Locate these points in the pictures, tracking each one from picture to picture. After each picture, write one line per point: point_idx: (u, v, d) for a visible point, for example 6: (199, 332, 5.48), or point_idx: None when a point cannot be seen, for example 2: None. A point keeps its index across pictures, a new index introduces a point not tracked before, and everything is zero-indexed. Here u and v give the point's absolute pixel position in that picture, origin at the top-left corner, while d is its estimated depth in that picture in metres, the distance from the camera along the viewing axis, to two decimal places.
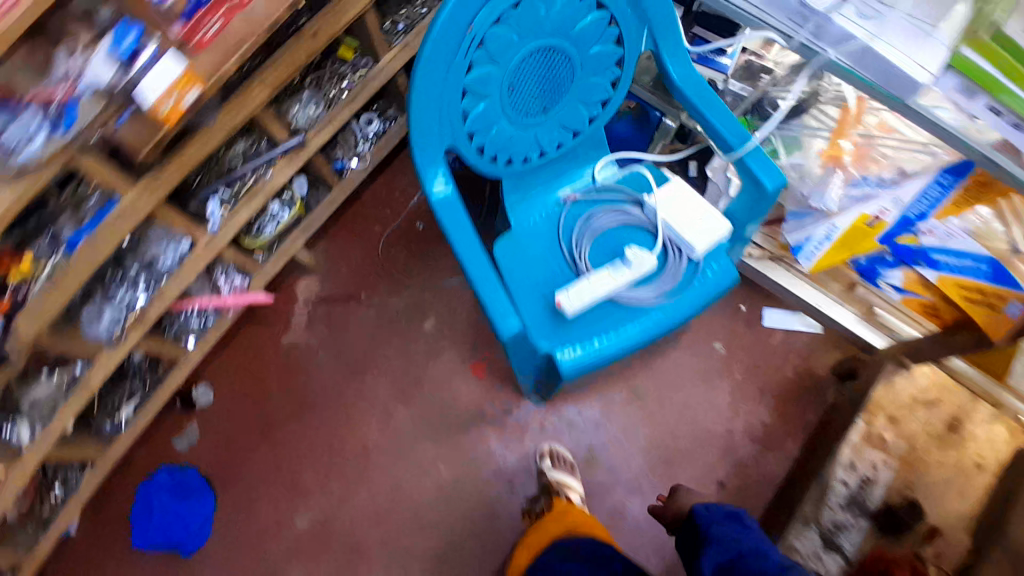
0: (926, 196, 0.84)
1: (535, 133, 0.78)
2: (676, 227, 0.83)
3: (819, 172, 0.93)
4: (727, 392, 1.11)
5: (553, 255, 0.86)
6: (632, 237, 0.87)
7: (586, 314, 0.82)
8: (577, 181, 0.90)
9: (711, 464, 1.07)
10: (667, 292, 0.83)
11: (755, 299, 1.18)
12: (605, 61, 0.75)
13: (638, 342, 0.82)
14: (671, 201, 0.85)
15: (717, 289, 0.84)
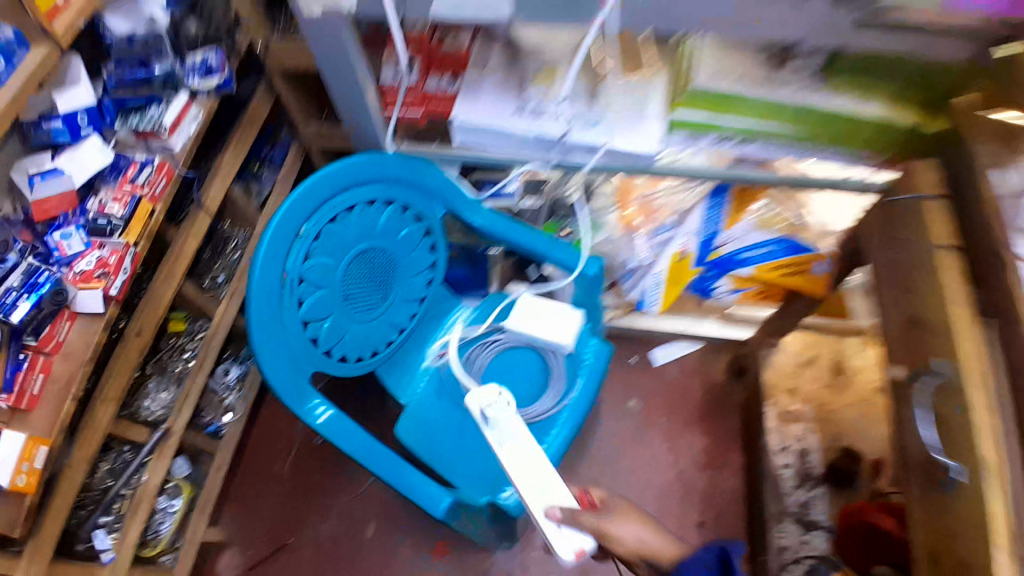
0: (707, 221, 1.13)
1: (385, 321, 1.08)
2: (542, 335, 1.11)
3: (622, 237, 1.19)
4: (660, 438, 1.45)
5: (453, 409, 1.11)
6: (512, 360, 1.17)
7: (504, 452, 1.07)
8: (441, 336, 1.21)
9: (681, 508, 1.37)
10: (562, 394, 1.12)
11: (640, 349, 1.54)
12: (413, 237, 1.07)
13: (563, 442, 1.09)
14: (528, 316, 1.13)
15: (600, 367, 1.15)
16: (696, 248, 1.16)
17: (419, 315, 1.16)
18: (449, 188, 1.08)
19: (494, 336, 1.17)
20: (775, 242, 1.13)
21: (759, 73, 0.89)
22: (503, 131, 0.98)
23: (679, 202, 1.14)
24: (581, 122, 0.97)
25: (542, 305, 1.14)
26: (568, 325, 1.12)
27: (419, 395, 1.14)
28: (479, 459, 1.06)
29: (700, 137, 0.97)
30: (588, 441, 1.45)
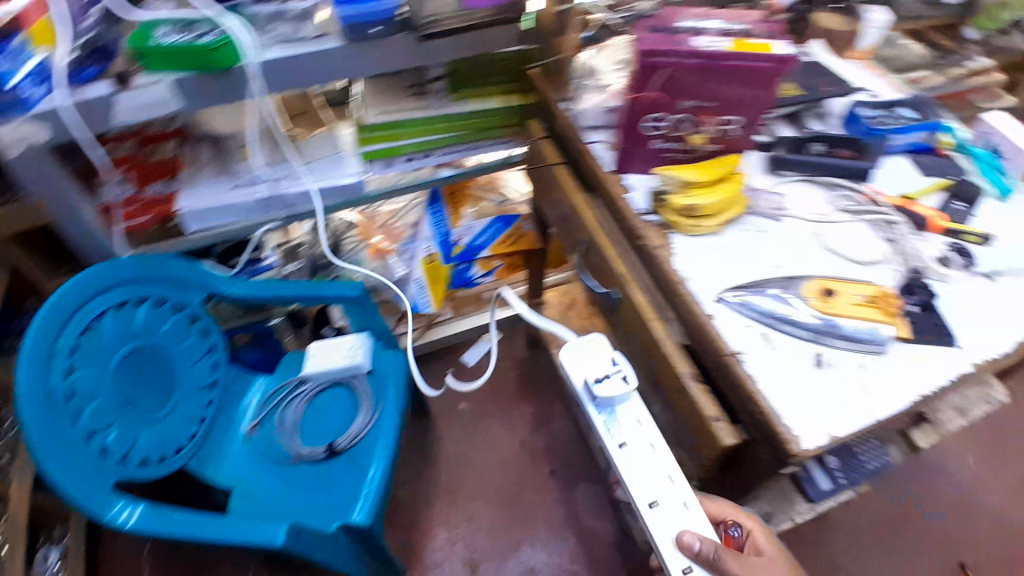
0: (437, 223, 1.32)
1: (179, 414, 1.12)
2: (335, 368, 1.23)
3: (377, 263, 1.31)
4: (495, 421, 1.62)
5: (279, 471, 1.17)
6: (320, 403, 1.25)
7: (339, 480, 1.15)
8: (247, 415, 1.27)
9: (533, 467, 1.54)
10: (374, 406, 1.21)
11: (453, 359, 1.73)
12: (183, 329, 1.14)
13: (390, 446, 1.17)
14: (317, 358, 1.25)
15: (401, 370, 1.26)
16: (438, 247, 1.33)
17: (216, 403, 1.21)
18: (201, 274, 1.17)
19: (301, 388, 1.26)
20: (494, 221, 1.36)
21: (404, 103, 1.12)
22: (228, 205, 1.11)
23: (411, 217, 1.33)
24: (288, 179, 1.13)
25: (327, 343, 1.27)
26: (355, 346, 1.25)
27: (240, 473, 1.18)
28: (320, 495, 1.13)
29: (392, 163, 1.18)
30: (438, 454, 1.55)
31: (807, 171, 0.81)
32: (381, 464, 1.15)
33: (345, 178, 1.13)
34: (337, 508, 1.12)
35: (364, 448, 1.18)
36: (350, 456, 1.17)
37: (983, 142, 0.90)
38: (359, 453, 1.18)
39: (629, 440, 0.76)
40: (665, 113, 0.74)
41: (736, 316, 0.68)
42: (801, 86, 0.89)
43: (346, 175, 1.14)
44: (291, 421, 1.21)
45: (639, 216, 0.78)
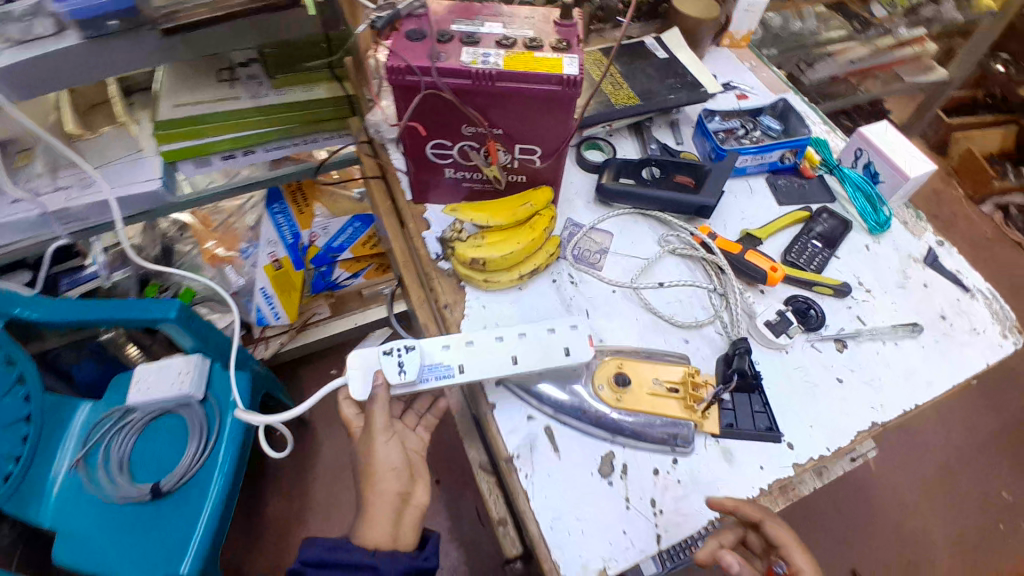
0: (282, 224, 1.15)
1: None
2: (162, 396, 1.07)
3: (215, 273, 1.14)
4: None
5: (104, 511, 1.00)
6: (151, 437, 1.10)
7: (168, 523, 1.00)
8: (66, 446, 1.05)
9: None
10: (209, 440, 1.07)
11: (341, 360, 1.51)
12: None
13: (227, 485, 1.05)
14: (144, 383, 1.08)
15: (244, 394, 1.12)
16: (288, 252, 1.16)
17: (32, 440, 0.92)
18: None
19: (126, 418, 1.08)
20: (352, 221, 1.18)
21: (214, 91, 0.88)
22: (4, 224, 0.83)
23: (256, 219, 1.18)
24: (79, 189, 0.86)
25: (157, 368, 1.09)
26: (184, 370, 1.08)
27: (58, 512, 0.99)
28: (145, 542, 0.98)
29: (210, 162, 0.94)
30: (316, 466, 1.37)
31: (638, 204, 0.68)
32: (215, 503, 1.02)
33: (143, 185, 0.87)
34: (160, 559, 0.97)
35: (195, 486, 1.04)
36: (180, 495, 1.03)
37: (855, 157, 0.73)
38: (189, 492, 1.03)
39: (462, 360, 0.55)
40: (448, 140, 0.59)
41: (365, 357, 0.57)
42: (641, 96, 0.72)
43: (143, 181, 0.88)
44: (119, 457, 1.04)
45: (432, 265, 0.63)
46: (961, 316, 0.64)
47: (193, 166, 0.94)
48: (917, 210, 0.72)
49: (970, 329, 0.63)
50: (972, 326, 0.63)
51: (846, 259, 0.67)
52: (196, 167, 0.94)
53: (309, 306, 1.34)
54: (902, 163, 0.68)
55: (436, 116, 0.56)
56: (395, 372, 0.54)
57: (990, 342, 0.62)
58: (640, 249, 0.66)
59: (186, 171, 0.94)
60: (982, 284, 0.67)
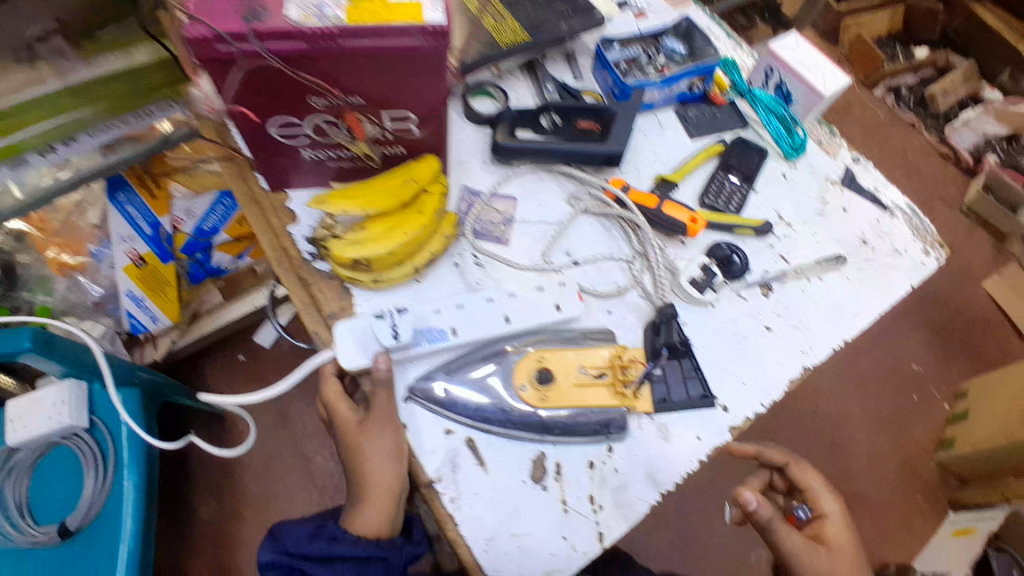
0: (133, 215, 0.98)
1: None
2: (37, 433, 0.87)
3: (66, 284, 0.99)
4: None
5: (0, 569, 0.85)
6: (45, 473, 0.92)
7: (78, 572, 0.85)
8: None
9: None
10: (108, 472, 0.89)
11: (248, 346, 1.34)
12: None
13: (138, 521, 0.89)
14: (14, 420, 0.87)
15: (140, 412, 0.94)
16: (147, 245, 1.01)
17: None
18: None
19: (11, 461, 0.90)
20: (221, 199, 1.02)
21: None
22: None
23: (101, 216, 0.99)
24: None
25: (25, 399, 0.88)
26: (59, 399, 0.86)
27: None
28: None
29: (29, 161, 0.66)
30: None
31: (538, 159, 0.59)
32: (132, 537, 0.88)
33: None
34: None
35: (105, 519, 0.88)
36: (88, 538, 0.87)
37: (765, 76, 0.66)
38: (101, 529, 0.88)
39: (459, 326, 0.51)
40: (296, 118, 0.47)
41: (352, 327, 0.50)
42: (531, 30, 0.62)
43: None
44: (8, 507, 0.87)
45: (308, 268, 0.54)
46: (883, 238, 0.62)
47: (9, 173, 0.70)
48: (831, 125, 0.67)
49: (893, 251, 0.61)
50: (895, 248, 0.61)
51: (764, 191, 0.62)
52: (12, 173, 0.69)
53: (194, 295, 1.14)
54: (812, 78, 0.62)
55: (272, 92, 0.44)
56: (391, 338, 0.49)
57: (914, 262, 0.61)
58: (549, 211, 0.59)
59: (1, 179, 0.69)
60: (901, 199, 0.64)
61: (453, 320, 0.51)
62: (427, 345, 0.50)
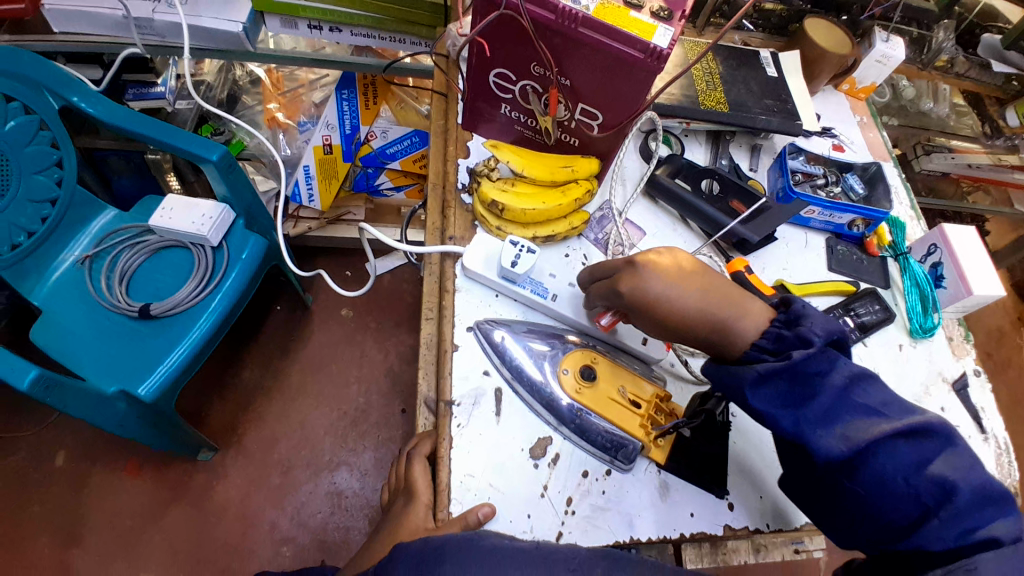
0: (345, 111, 1.14)
1: (8, 220, 0.84)
2: (174, 228, 1.00)
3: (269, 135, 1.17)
4: (369, 341, 1.38)
5: (96, 314, 0.99)
6: (163, 261, 1.07)
7: (143, 347, 0.97)
8: (84, 240, 1.04)
9: (386, 401, 1.31)
10: (203, 287, 1.01)
11: (356, 263, 1.44)
12: (28, 130, 0.82)
13: (202, 337, 0.99)
14: (172, 212, 1.02)
15: (249, 261, 1.06)
16: (341, 140, 1.17)
17: (51, 221, 0.92)
18: (50, 70, 0.83)
19: (143, 237, 1.05)
20: (411, 134, 1.19)
21: None
22: (90, 14, 0.84)
23: (322, 97, 1.19)
24: (167, 5, 0.84)
25: (186, 202, 1.03)
26: (208, 213, 1.01)
27: (56, 294, 0.98)
28: (119, 355, 0.95)
29: (298, 25, 0.89)
30: (301, 350, 1.33)
31: (680, 208, 0.64)
32: (191, 344, 0.98)
33: (227, 25, 0.85)
34: (125, 371, 0.93)
35: (183, 323, 1.00)
36: (167, 324, 0.99)
37: (926, 251, 0.67)
38: (177, 325, 0.99)
39: (558, 293, 0.56)
40: (513, 74, 0.56)
41: (486, 244, 0.58)
42: (732, 105, 0.67)
43: (230, 20, 0.86)
44: (128, 270, 1.02)
45: (454, 193, 0.63)
46: None
47: (279, 24, 0.89)
48: (968, 329, 0.66)
49: None
50: None
51: (871, 349, 0.63)
52: (282, 27, 0.90)
53: (347, 202, 1.32)
54: (969, 272, 0.62)
55: (511, 45, 0.53)
56: (509, 264, 0.54)
57: None
58: None
59: (272, 27, 0.90)
60: (1002, 432, 0.60)
61: (546, 288, 0.56)
62: (528, 292, 0.55)
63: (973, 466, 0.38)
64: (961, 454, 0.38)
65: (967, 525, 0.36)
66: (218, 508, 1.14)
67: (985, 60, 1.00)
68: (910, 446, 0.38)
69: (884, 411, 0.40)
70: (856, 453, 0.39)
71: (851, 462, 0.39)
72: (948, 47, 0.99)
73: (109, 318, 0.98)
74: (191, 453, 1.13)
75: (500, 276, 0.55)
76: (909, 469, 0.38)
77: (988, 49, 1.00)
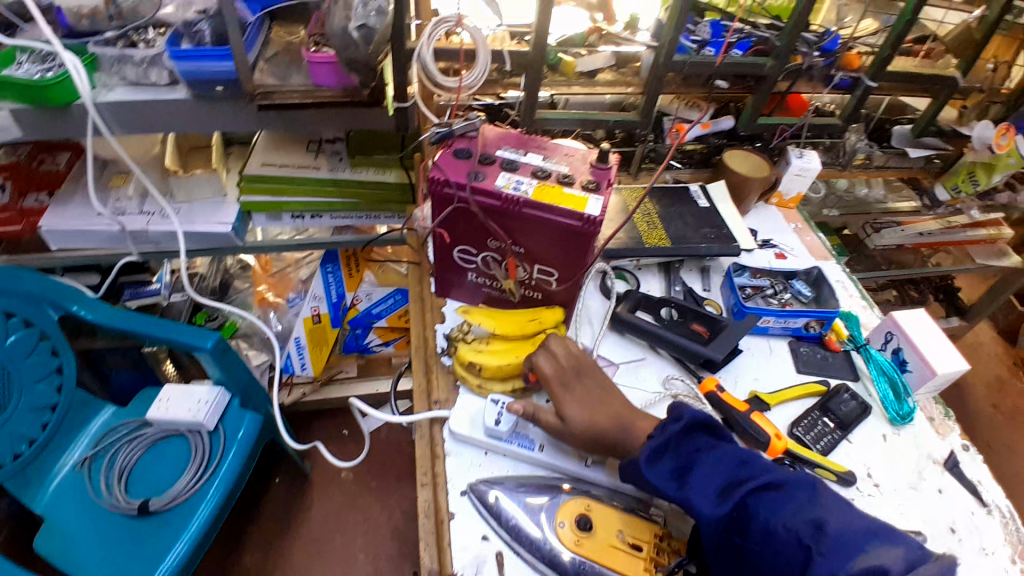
0: (331, 283, 1.20)
1: (8, 432, 0.86)
2: (172, 417, 1.02)
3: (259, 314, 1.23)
4: (372, 501, 1.33)
5: (94, 516, 0.96)
6: (161, 451, 1.05)
7: (140, 547, 0.93)
8: (83, 441, 1.04)
9: (395, 566, 1.24)
10: (201, 473, 0.99)
11: (352, 421, 1.44)
12: (28, 343, 0.85)
13: (200, 528, 0.95)
14: (169, 401, 1.04)
15: (245, 439, 1.04)
16: (329, 309, 1.23)
17: (51, 427, 0.95)
18: (51, 283, 0.87)
19: (142, 430, 1.05)
20: (394, 293, 1.25)
21: (301, 158, 0.92)
22: (86, 232, 0.86)
23: (307, 273, 1.25)
24: (160, 216, 0.88)
25: (184, 390, 1.05)
26: (203, 398, 1.03)
27: (55, 500, 0.97)
28: (117, 559, 0.92)
29: (283, 218, 0.96)
30: (302, 522, 1.28)
31: (644, 338, 0.69)
32: (189, 538, 0.94)
33: (216, 227, 0.89)
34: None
35: (181, 515, 0.96)
36: (165, 518, 0.96)
37: (884, 339, 0.72)
38: (175, 519, 0.96)
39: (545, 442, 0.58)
40: (473, 248, 0.63)
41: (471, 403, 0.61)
42: (672, 239, 0.75)
43: (218, 222, 0.89)
44: (126, 467, 1.00)
45: (436, 358, 0.66)
46: (972, 531, 0.58)
47: (265, 220, 0.96)
48: (947, 407, 0.69)
49: (979, 550, 0.57)
50: (981, 545, 0.57)
51: (857, 443, 0.64)
52: (267, 222, 0.96)
53: (338, 363, 1.38)
54: (931, 357, 0.66)
55: (468, 226, 0.60)
56: (492, 423, 0.57)
57: (997, 568, 0.56)
58: (642, 383, 0.66)
59: (258, 223, 0.96)
60: (1003, 501, 0.60)
61: (531, 439, 0.58)
62: (515, 446, 0.57)
63: (846, 511, 0.42)
64: (828, 500, 0.43)
65: (848, 557, 0.39)
66: None
67: (900, 148, 1.12)
68: (781, 495, 0.43)
69: (754, 466, 0.46)
70: (736, 505, 0.44)
71: (789, 544, 0.41)
72: (862, 146, 1.11)
73: (106, 520, 0.96)
74: None
75: (486, 436, 0.58)
76: (785, 515, 0.42)
77: (901, 139, 1.13)
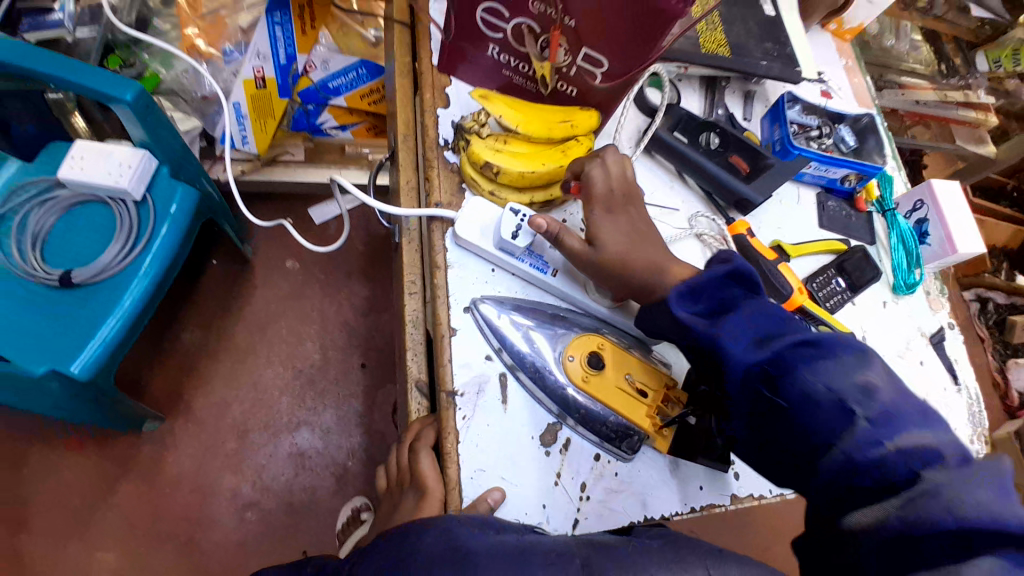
0: (280, 39, 1.01)
1: None
2: (90, 181, 0.83)
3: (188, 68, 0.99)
4: (321, 294, 1.22)
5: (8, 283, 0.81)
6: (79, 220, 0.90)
7: (66, 321, 0.81)
8: None
9: (345, 355, 1.18)
10: (132, 247, 0.85)
11: (298, 210, 1.30)
12: None
13: (136, 306, 0.84)
14: (82, 159, 0.84)
15: (183, 214, 0.89)
16: (275, 72, 1.03)
17: None
18: None
19: (53, 192, 0.87)
20: (357, 65, 1.04)
21: None
22: None
23: (249, 22, 1.00)
24: None
25: (96, 147, 0.84)
26: (126, 161, 0.84)
27: None
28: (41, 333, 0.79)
29: None
30: (243, 306, 1.17)
31: (679, 164, 0.61)
32: (123, 316, 0.83)
33: None
34: (48, 347, 0.78)
35: (109, 289, 0.84)
36: (92, 292, 0.83)
37: (912, 207, 0.68)
38: (102, 293, 0.83)
39: (560, 267, 0.51)
40: (505, 10, 0.48)
41: (482, 211, 0.51)
42: (732, 48, 0.63)
43: None
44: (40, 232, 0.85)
45: (436, 150, 0.55)
46: (942, 406, 0.62)
47: None
48: (943, 284, 0.69)
49: None
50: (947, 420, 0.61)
51: (861, 307, 0.63)
52: None
53: (284, 141, 1.15)
54: (955, 233, 0.64)
55: None
56: (509, 236, 0.49)
57: None
58: (675, 219, 0.60)
59: None
60: (972, 382, 0.64)
61: (546, 263, 0.51)
62: (528, 266, 0.50)
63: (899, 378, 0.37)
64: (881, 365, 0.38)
65: (895, 427, 0.35)
66: (173, 480, 1.03)
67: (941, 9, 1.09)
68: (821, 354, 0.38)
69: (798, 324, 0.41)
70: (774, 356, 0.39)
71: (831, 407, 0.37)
72: None
73: (19, 290, 0.81)
74: (134, 425, 1.00)
75: (498, 248, 0.50)
76: (829, 375, 0.37)
77: None
